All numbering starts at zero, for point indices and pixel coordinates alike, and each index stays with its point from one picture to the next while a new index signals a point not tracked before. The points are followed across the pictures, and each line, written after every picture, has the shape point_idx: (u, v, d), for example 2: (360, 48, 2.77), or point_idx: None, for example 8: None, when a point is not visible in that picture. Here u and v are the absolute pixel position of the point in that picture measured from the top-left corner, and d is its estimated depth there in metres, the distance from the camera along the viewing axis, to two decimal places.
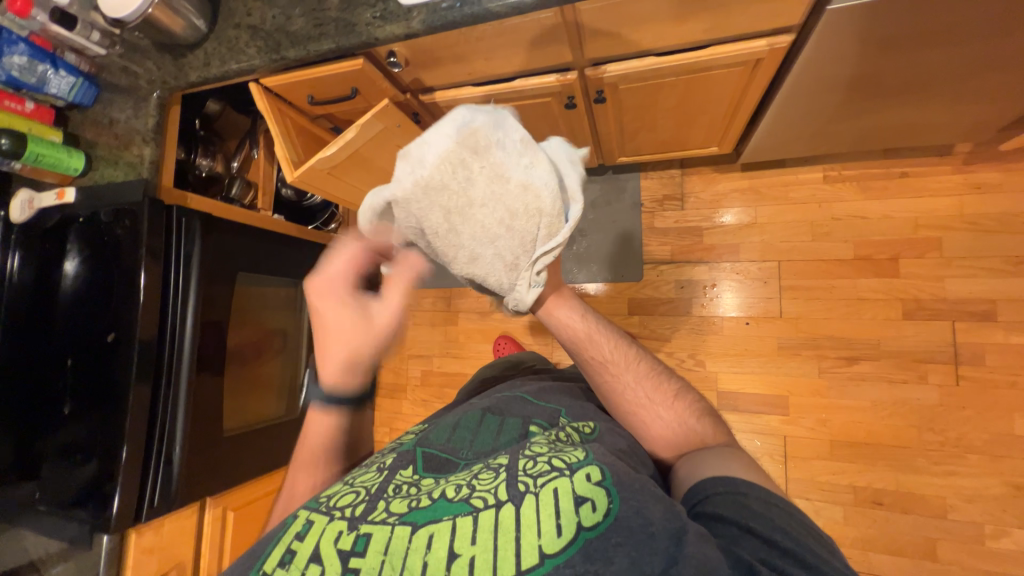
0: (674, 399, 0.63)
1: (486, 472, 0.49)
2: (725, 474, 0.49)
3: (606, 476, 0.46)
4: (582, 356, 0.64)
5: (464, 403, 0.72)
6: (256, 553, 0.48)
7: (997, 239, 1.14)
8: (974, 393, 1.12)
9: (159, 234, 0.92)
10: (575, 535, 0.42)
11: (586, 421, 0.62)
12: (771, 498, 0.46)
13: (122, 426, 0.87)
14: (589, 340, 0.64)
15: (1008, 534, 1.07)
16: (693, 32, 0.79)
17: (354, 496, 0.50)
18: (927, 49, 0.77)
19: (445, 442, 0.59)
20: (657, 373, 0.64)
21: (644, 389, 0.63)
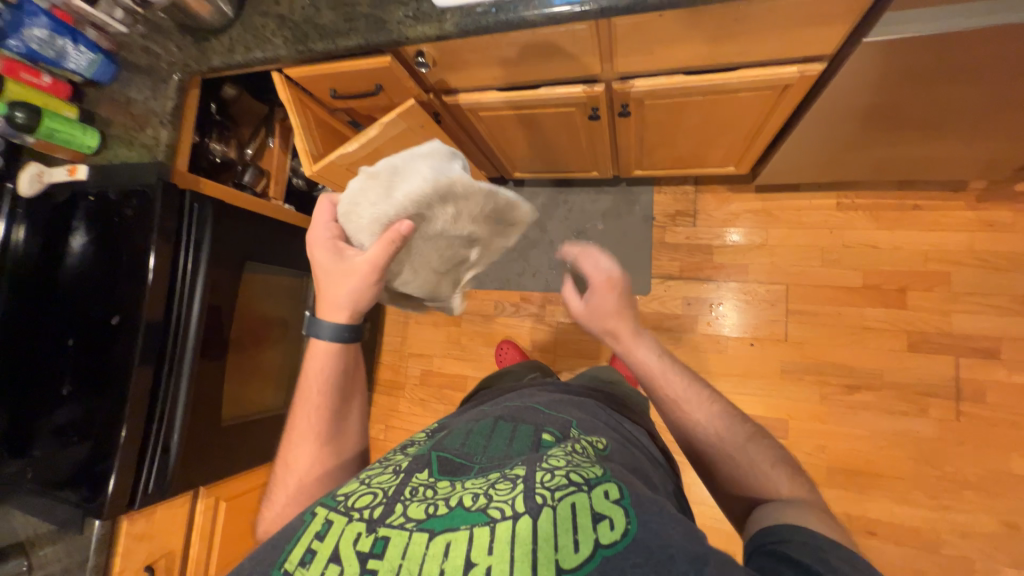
0: (748, 443, 0.60)
1: (503, 482, 0.48)
2: (809, 528, 0.46)
3: (624, 494, 0.45)
4: (656, 393, 0.68)
5: (475, 409, 0.70)
6: (278, 542, 0.47)
7: (1004, 278, 1.15)
8: (973, 429, 1.13)
9: (172, 216, 0.91)
10: (592, 552, 0.40)
11: (598, 436, 0.58)
12: (859, 563, 0.42)
13: (122, 411, 0.85)
14: (662, 376, 0.68)
15: (999, 572, 1.07)
16: (725, 54, 0.79)
17: (372, 497, 0.49)
18: (956, 83, 0.77)
19: (460, 447, 0.57)
20: (733, 418, 0.63)
21: (716, 430, 0.62)
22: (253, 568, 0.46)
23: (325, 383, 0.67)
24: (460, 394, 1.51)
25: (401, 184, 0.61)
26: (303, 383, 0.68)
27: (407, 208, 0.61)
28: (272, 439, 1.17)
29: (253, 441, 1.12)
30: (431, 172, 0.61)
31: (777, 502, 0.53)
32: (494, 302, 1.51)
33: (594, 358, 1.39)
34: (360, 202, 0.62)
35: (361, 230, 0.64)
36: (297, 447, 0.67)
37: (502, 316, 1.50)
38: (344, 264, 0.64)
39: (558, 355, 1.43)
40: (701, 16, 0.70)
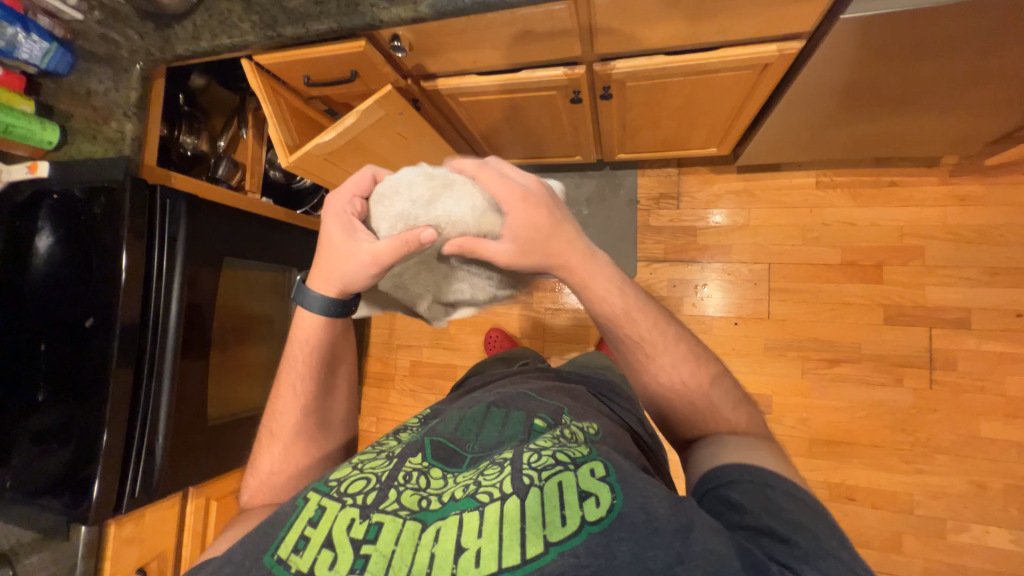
0: (712, 387, 0.62)
1: (492, 467, 0.48)
2: (750, 464, 0.50)
3: (610, 471, 0.46)
4: (618, 332, 0.63)
5: (469, 396, 0.70)
6: (271, 527, 0.47)
7: (975, 250, 1.18)
8: (945, 396, 1.18)
9: (142, 213, 0.87)
10: (578, 527, 0.41)
11: (590, 422, 0.59)
12: (797, 494, 0.46)
13: (101, 414, 0.83)
14: (627, 316, 0.62)
15: (968, 529, 1.13)
16: (704, 33, 0.78)
17: (365, 483, 0.49)
18: (928, 60, 0.78)
19: (452, 433, 0.57)
20: (695, 356, 0.63)
21: (677, 372, 0.62)
22: (244, 556, 0.45)
23: (308, 357, 0.68)
24: (451, 383, 1.51)
25: (448, 198, 0.59)
26: (286, 355, 0.70)
27: (441, 224, 0.58)
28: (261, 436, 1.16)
29: (241, 440, 1.11)
30: (482, 204, 0.60)
31: (735, 437, 0.57)
32: None
33: (582, 342, 1.40)
34: (403, 198, 0.60)
35: (386, 216, 0.61)
36: (280, 417, 0.69)
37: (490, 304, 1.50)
38: (353, 246, 0.60)
39: (547, 341, 1.44)
40: None
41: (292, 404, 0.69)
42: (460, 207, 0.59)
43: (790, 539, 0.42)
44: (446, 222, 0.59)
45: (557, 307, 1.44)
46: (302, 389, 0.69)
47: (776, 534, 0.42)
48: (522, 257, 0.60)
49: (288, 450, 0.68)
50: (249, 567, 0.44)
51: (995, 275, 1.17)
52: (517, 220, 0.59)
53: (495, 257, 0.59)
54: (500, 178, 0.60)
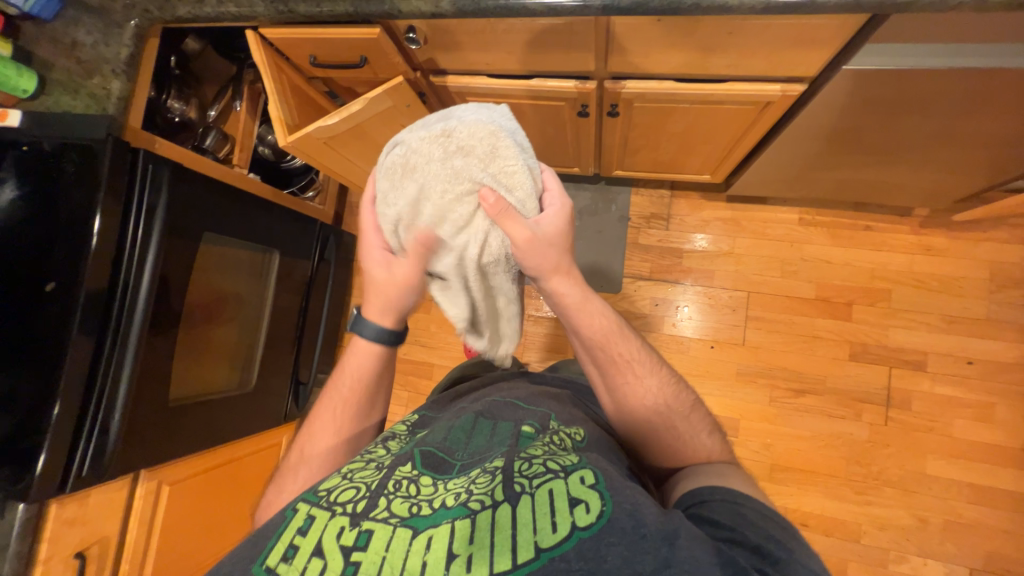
0: (691, 412, 0.64)
1: (484, 475, 0.48)
2: (725, 486, 0.52)
3: (600, 479, 0.46)
4: (609, 351, 0.64)
5: (456, 405, 0.69)
6: (260, 538, 0.45)
7: (936, 298, 1.26)
8: (899, 433, 1.24)
9: (122, 177, 0.83)
10: (569, 533, 0.41)
11: (577, 428, 0.59)
12: (767, 511, 0.48)
13: (55, 386, 0.78)
14: (619, 334, 0.64)
15: (907, 560, 1.20)
16: (716, 65, 0.80)
17: (355, 491, 0.47)
18: (911, 116, 0.83)
19: (441, 442, 0.56)
20: (677, 383, 0.66)
21: (663, 396, 0.63)
22: (233, 566, 0.44)
23: (359, 379, 0.68)
24: (426, 381, 1.49)
25: (530, 163, 0.57)
26: (337, 373, 0.70)
27: (502, 173, 0.56)
28: (224, 420, 1.11)
29: (203, 423, 1.05)
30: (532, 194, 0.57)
31: (722, 463, 0.59)
32: None
33: (562, 352, 1.41)
34: (501, 122, 0.55)
35: (475, 116, 0.55)
36: (316, 437, 0.67)
37: None
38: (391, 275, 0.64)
39: (527, 348, 1.44)
40: (695, 26, 0.71)
41: (332, 425, 0.68)
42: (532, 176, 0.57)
43: (762, 549, 0.43)
44: (510, 175, 0.56)
45: (540, 315, 1.44)
46: (344, 411, 0.68)
47: (749, 545, 0.44)
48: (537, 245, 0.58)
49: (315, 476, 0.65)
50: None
51: (952, 323, 1.25)
52: (556, 213, 0.60)
53: (512, 224, 0.56)
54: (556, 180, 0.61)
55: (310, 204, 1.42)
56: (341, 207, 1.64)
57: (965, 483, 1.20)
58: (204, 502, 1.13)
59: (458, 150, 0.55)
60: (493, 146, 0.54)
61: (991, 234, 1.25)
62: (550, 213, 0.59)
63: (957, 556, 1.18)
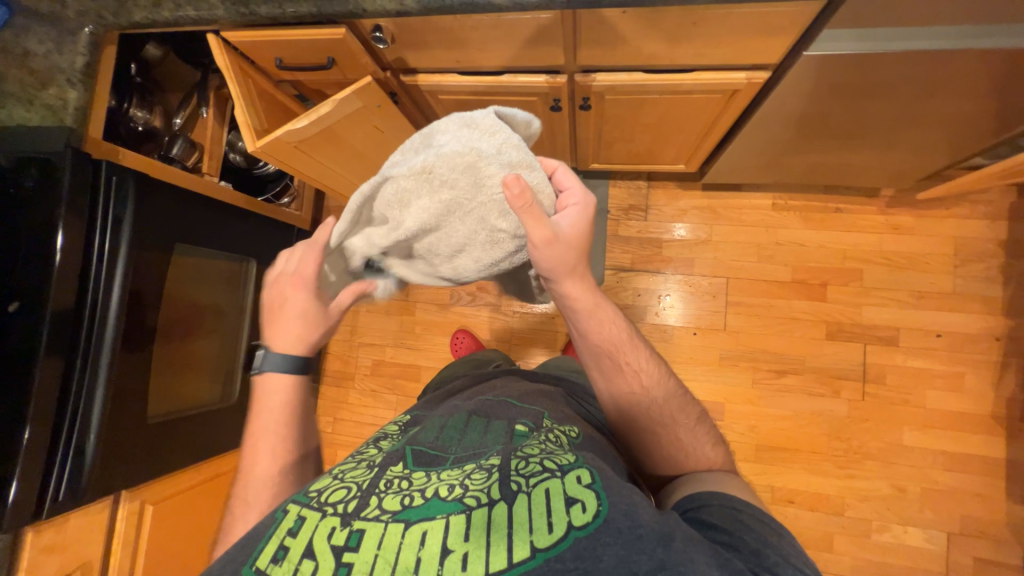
0: (696, 423, 0.65)
1: (479, 472, 0.48)
2: (722, 492, 0.53)
3: (596, 478, 0.46)
4: (618, 360, 0.65)
5: (449, 403, 0.69)
6: (249, 540, 0.45)
7: (906, 275, 1.30)
8: (876, 406, 1.28)
9: (84, 190, 0.81)
10: (565, 533, 0.41)
11: (572, 426, 0.60)
12: (764, 517, 0.49)
13: (23, 409, 0.75)
14: (628, 344, 0.66)
15: (888, 528, 1.24)
16: (682, 56, 0.82)
17: (347, 491, 0.47)
18: (873, 99, 0.85)
19: (434, 440, 0.55)
20: (684, 397, 0.66)
21: (670, 408, 0.64)
22: (223, 569, 0.43)
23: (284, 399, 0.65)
24: (414, 384, 1.48)
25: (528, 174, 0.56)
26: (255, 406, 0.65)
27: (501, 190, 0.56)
28: (207, 435, 1.09)
29: (184, 438, 1.03)
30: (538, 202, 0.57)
31: (720, 472, 0.60)
32: (450, 290, 1.49)
33: (548, 346, 1.42)
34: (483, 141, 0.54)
35: (456, 141, 0.54)
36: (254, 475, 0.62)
37: (459, 305, 1.49)
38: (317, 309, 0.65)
39: (513, 344, 1.44)
40: (660, 16, 0.72)
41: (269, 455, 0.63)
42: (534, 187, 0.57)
43: (761, 552, 0.44)
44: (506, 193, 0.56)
45: (525, 311, 1.45)
46: (279, 437, 0.64)
47: (746, 548, 0.45)
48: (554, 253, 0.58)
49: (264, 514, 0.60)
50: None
51: (921, 298, 1.29)
52: (574, 215, 0.61)
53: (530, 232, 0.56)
54: (574, 177, 0.62)
55: (286, 210, 1.39)
56: (319, 213, 1.62)
57: (940, 452, 1.25)
58: (191, 520, 1.10)
59: (443, 183, 0.55)
60: (478, 170, 0.54)
61: (954, 211, 1.30)
62: (570, 214, 0.60)
63: (935, 522, 1.23)
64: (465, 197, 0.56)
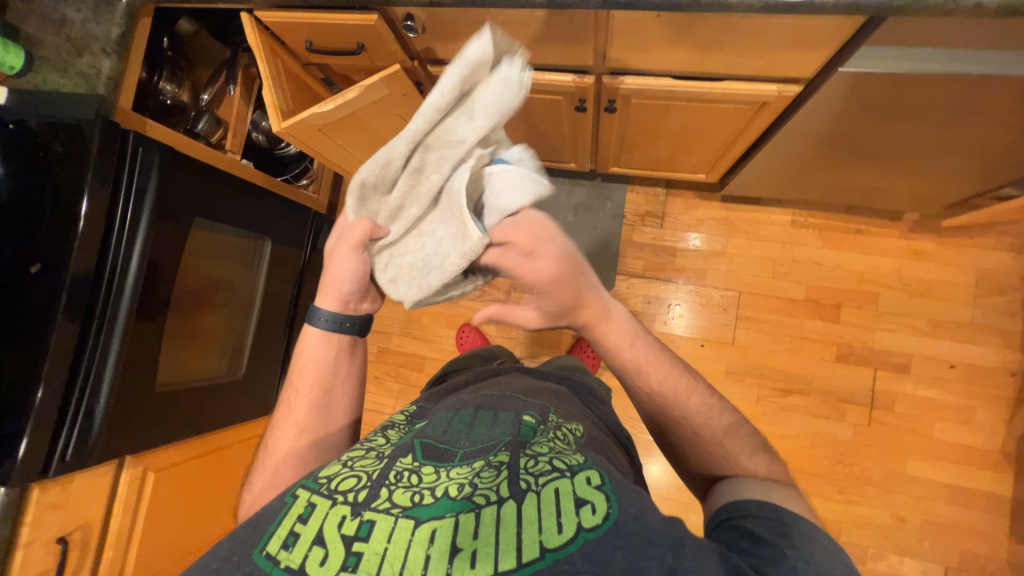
0: (726, 434, 0.61)
1: (488, 469, 0.48)
2: (773, 503, 0.51)
3: (606, 480, 0.46)
4: (630, 383, 0.64)
5: (456, 396, 0.69)
6: (258, 523, 0.45)
7: (922, 302, 1.28)
8: (881, 433, 1.26)
9: (110, 159, 0.82)
10: (574, 535, 0.41)
11: (576, 424, 0.59)
12: (816, 536, 0.46)
13: (38, 369, 0.77)
14: (639, 372, 0.62)
15: (885, 557, 1.22)
16: (712, 64, 0.81)
17: (356, 480, 0.47)
18: (907, 121, 0.84)
19: (442, 433, 0.55)
20: (711, 409, 0.63)
21: (694, 425, 0.62)
22: (230, 549, 0.44)
23: (317, 373, 0.68)
24: (416, 374, 1.49)
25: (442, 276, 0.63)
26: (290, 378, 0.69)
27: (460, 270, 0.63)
28: (212, 408, 1.11)
29: (191, 410, 1.05)
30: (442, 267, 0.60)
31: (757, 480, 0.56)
32: None
33: (553, 347, 1.42)
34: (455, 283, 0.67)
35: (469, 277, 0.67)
36: (280, 437, 0.66)
37: (467, 298, 1.49)
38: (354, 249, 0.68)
39: (519, 342, 1.44)
40: (693, 24, 0.71)
41: (296, 421, 0.67)
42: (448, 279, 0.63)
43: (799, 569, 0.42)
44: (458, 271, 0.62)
45: None
46: (306, 409, 0.67)
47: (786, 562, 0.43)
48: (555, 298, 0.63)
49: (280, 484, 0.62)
50: (235, 563, 0.42)
51: (937, 327, 1.27)
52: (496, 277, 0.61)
53: None
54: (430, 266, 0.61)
55: (303, 192, 1.40)
56: (336, 197, 1.63)
57: (943, 484, 1.23)
58: (191, 490, 1.12)
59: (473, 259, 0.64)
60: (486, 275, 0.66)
61: (978, 240, 1.27)
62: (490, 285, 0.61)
63: (932, 554, 1.21)
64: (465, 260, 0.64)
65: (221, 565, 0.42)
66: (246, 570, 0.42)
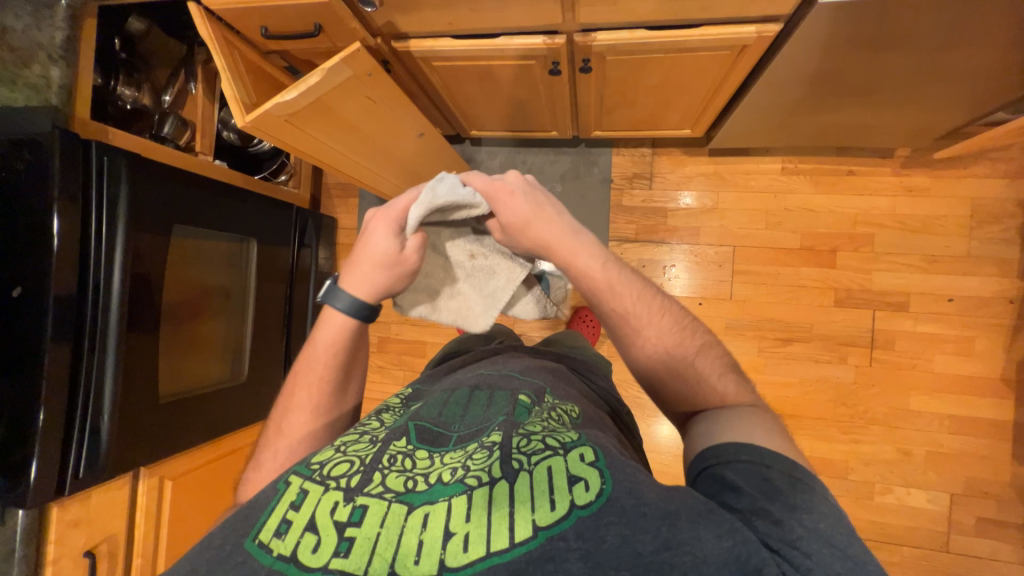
0: (699, 354, 0.61)
1: (481, 451, 0.47)
2: (749, 442, 0.49)
3: (599, 456, 0.46)
4: (603, 306, 0.61)
5: (450, 378, 0.68)
6: (251, 511, 0.45)
7: (918, 239, 1.27)
8: (884, 372, 1.27)
9: (76, 173, 0.79)
10: (567, 512, 0.41)
11: (572, 404, 0.58)
12: (794, 474, 0.46)
13: (36, 392, 0.77)
14: (610, 290, 0.61)
15: (892, 490, 1.26)
16: (686, 9, 0.77)
17: (349, 466, 0.47)
18: (889, 51, 0.80)
19: (436, 417, 0.55)
20: (683, 327, 0.61)
21: (666, 345, 0.60)
22: (224, 539, 0.43)
23: (328, 361, 0.66)
24: (419, 360, 1.49)
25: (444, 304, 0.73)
26: (300, 358, 0.68)
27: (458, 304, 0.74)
28: (219, 412, 1.11)
29: (199, 416, 1.05)
30: (447, 295, 0.73)
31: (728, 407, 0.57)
32: None
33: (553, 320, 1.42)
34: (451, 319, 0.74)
35: (467, 320, 0.74)
36: (289, 419, 0.65)
37: None
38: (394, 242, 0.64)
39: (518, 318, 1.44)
40: None
41: (306, 405, 0.66)
42: (449, 309, 0.73)
43: (784, 523, 0.41)
44: (460, 303, 0.74)
45: None
46: (318, 394, 0.66)
47: (770, 517, 0.42)
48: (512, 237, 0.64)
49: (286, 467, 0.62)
50: (228, 552, 0.42)
51: (934, 262, 1.26)
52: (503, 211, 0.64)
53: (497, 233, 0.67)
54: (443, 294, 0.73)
55: (283, 188, 1.37)
56: (318, 191, 1.60)
57: (946, 416, 1.25)
58: (210, 494, 1.14)
59: (477, 301, 0.74)
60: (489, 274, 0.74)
61: (972, 170, 1.25)
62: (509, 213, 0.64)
63: (938, 483, 1.24)
64: (469, 298, 0.74)
65: (214, 556, 0.42)
66: (238, 560, 0.41)
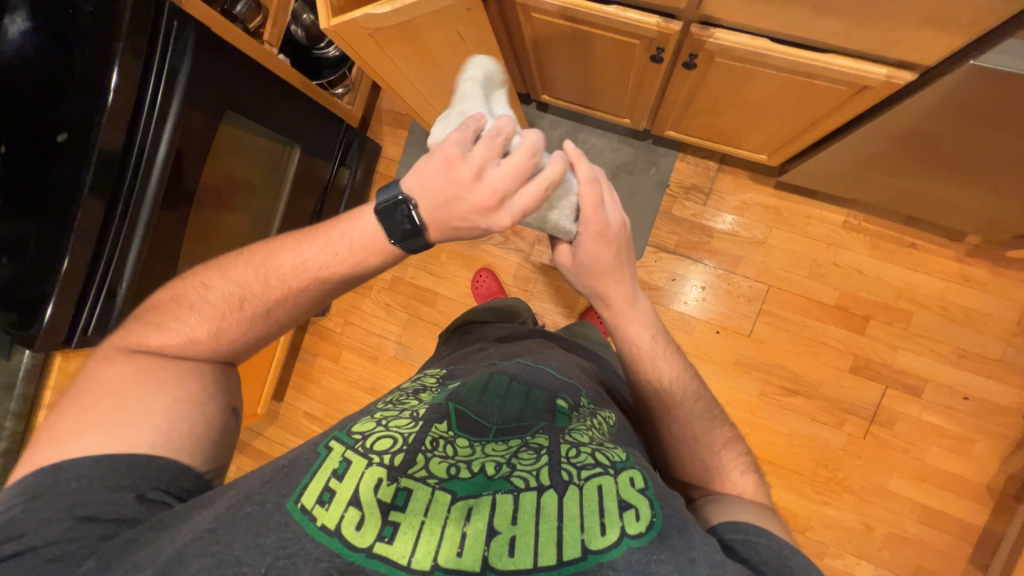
0: (724, 446, 0.64)
1: (527, 451, 0.50)
2: (769, 529, 0.51)
3: (648, 484, 0.48)
4: (640, 375, 0.69)
5: (483, 359, 0.70)
6: (290, 472, 0.48)
7: (955, 330, 1.23)
8: (874, 447, 1.28)
9: (144, 31, 0.76)
10: (618, 539, 0.43)
11: (608, 412, 0.61)
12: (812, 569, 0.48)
13: (62, 241, 0.76)
14: (651, 360, 0.68)
15: (842, 556, 1.28)
16: (819, 30, 0.71)
17: (392, 441, 0.50)
18: (1015, 138, 0.75)
19: (475, 404, 0.57)
20: (713, 416, 0.66)
21: (692, 428, 0.65)
22: (264, 496, 0.47)
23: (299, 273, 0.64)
24: (428, 308, 1.49)
25: None
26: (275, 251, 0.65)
27: None
28: None
29: None
30: None
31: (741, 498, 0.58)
32: None
33: (567, 306, 1.40)
34: None
35: None
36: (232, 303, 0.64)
37: (489, 244, 1.46)
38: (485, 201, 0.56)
39: (534, 295, 1.43)
40: None
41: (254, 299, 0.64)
42: None
43: None
44: None
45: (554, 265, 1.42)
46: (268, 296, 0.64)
47: None
48: (574, 275, 0.69)
49: (229, 343, 0.64)
50: (270, 509, 0.45)
51: (962, 357, 1.23)
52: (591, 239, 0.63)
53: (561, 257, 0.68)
54: None
55: (339, 101, 1.33)
56: (370, 113, 1.55)
57: (920, 504, 1.26)
58: None
59: None
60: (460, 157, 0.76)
61: None
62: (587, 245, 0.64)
63: (889, 563, 1.26)
64: None
65: (257, 511, 0.45)
66: (281, 519, 0.45)
